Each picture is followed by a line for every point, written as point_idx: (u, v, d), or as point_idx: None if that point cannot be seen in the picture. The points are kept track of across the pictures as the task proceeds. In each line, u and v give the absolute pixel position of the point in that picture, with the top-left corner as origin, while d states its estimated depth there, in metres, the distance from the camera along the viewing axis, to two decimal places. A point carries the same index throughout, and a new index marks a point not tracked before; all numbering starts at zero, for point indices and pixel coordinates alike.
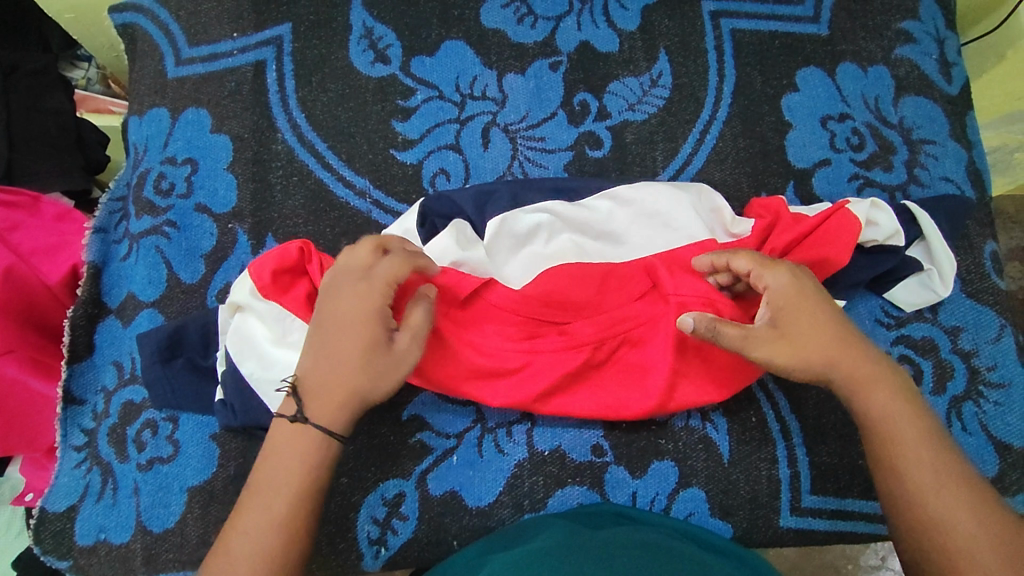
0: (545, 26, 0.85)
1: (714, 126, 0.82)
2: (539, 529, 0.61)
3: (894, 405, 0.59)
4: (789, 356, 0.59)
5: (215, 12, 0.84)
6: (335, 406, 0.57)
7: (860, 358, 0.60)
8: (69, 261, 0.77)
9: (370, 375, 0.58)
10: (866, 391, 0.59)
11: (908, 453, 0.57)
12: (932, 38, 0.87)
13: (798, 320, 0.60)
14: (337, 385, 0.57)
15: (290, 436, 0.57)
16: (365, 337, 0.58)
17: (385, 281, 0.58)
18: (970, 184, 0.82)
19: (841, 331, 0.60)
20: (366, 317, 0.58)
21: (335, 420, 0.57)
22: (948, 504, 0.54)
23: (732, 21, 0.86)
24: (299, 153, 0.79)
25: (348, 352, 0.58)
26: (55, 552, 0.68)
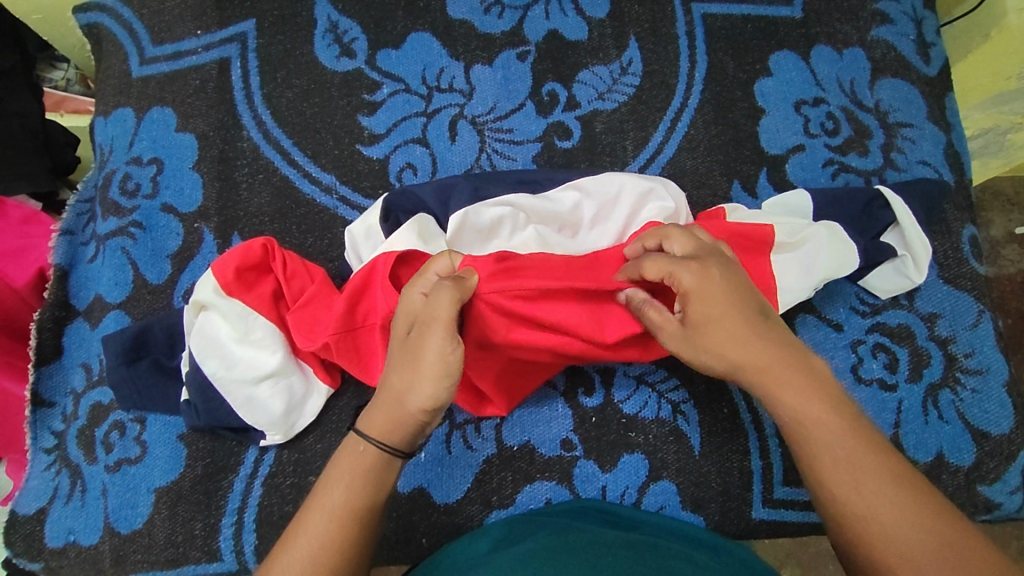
0: (512, 15, 0.83)
1: (685, 114, 0.81)
2: (529, 528, 0.59)
3: (811, 402, 0.51)
4: (689, 352, 0.55)
5: (178, 10, 0.83)
6: (385, 419, 0.54)
7: (761, 350, 0.53)
8: (36, 262, 0.77)
9: (408, 373, 0.53)
10: (772, 388, 0.53)
11: (829, 456, 0.50)
12: (908, 18, 0.85)
13: (706, 317, 0.54)
14: (388, 393, 0.54)
15: (348, 446, 0.55)
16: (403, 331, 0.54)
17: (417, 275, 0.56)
18: (948, 167, 0.80)
19: (744, 323, 0.53)
20: (401, 312, 0.55)
21: (382, 431, 0.54)
22: (861, 493, 0.49)
23: (704, 6, 0.84)
24: (265, 150, 0.78)
25: (397, 355, 0.54)
26: (27, 555, 0.68)
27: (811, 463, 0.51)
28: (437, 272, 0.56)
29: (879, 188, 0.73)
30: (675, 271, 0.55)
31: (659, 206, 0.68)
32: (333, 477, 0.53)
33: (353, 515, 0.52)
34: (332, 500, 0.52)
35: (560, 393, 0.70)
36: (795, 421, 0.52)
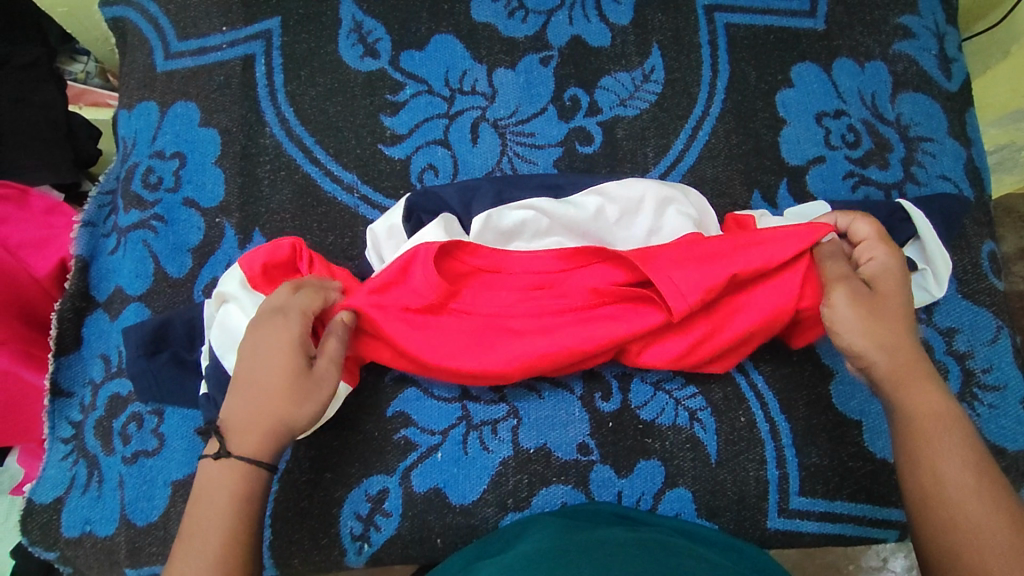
0: (536, 20, 0.84)
1: (707, 122, 0.81)
2: (537, 528, 0.60)
3: (931, 405, 0.56)
4: (862, 320, 0.59)
5: (204, 6, 0.83)
6: (260, 440, 0.55)
7: (911, 355, 0.59)
8: (57, 253, 0.78)
9: (298, 404, 0.56)
10: (907, 387, 0.57)
11: (935, 451, 0.54)
12: (931, 33, 0.85)
13: (884, 299, 0.60)
14: (260, 417, 0.56)
15: (218, 474, 0.55)
16: (292, 363, 0.57)
17: (300, 310, 0.59)
18: (968, 183, 0.80)
19: (906, 327, 0.60)
20: (284, 346, 0.57)
21: (259, 452, 0.55)
22: (975, 493, 0.51)
23: (727, 16, 0.84)
24: (287, 147, 0.79)
25: (279, 383, 0.56)
26: (42, 544, 0.69)
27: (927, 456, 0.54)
28: (304, 307, 0.59)
29: (900, 201, 0.73)
30: (899, 267, 0.62)
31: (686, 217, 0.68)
32: (210, 501, 0.54)
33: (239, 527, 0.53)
34: (212, 521, 0.53)
35: (577, 396, 0.70)
36: (920, 413, 0.56)
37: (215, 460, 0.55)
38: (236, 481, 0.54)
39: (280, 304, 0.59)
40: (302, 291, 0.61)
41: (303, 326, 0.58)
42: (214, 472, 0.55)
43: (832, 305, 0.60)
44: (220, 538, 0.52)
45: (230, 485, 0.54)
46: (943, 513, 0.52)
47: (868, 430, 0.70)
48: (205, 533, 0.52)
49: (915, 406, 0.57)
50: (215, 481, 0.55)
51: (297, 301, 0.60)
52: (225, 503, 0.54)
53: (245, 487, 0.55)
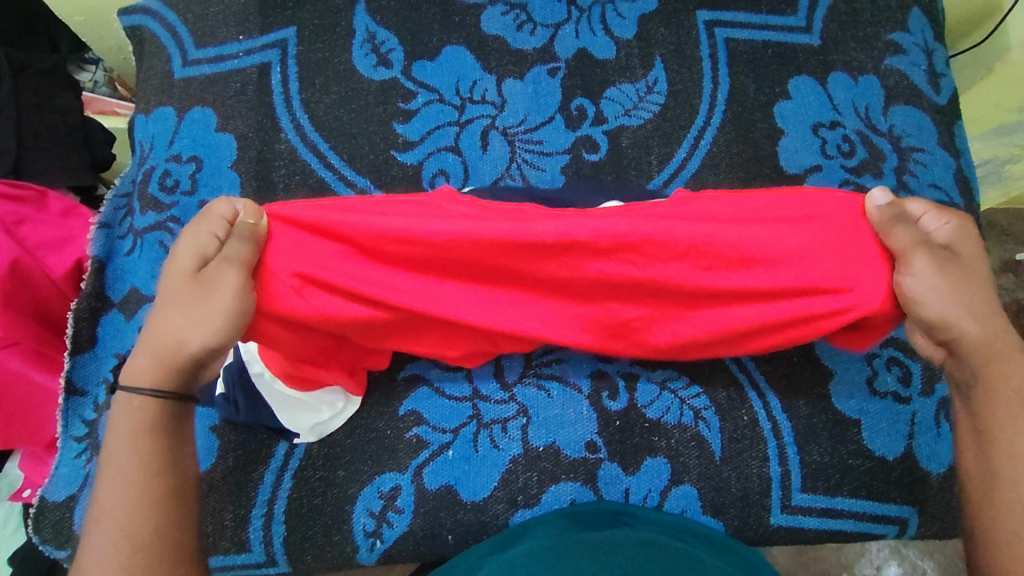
0: (544, 33, 0.87)
1: (708, 132, 0.84)
2: (540, 530, 0.60)
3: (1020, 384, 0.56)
4: (941, 287, 0.56)
5: (222, 15, 0.86)
6: (159, 366, 0.55)
7: (1000, 331, 0.57)
8: (74, 254, 0.80)
9: (181, 319, 0.55)
10: (998, 363, 0.56)
11: (1005, 426, 0.55)
12: (920, 49, 0.89)
13: (964, 267, 0.58)
14: (160, 335, 0.55)
15: (123, 411, 0.55)
16: (182, 275, 0.56)
17: (212, 218, 0.57)
18: (958, 191, 0.83)
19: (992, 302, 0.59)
20: (189, 257, 0.56)
21: (154, 376, 0.55)
22: None
23: (727, 31, 0.88)
24: (302, 153, 0.81)
25: (181, 297, 0.55)
26: (53, 542, 0.69)
27: (988, 429, 0.56)
28: (217, 216, 0.57)
29: None
30: (964, 234, 0.60)
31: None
32: (115, 436, 0.54)
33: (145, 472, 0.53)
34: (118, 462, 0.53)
35: (586, 396, 0.72)
36: (1001, 390, 0.56)
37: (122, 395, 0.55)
38: (136, 417, 0.54)
39: (195, 221, 0.59)
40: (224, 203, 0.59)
41: (196, 233, 0.57)
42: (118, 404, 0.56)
43: (917, 275, 0.56)
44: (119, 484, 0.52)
45: (123, 415, 0.55)
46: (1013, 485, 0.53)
47: (866, 428, 0.72)
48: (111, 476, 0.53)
49: (999, 381, 0.56)
50: (118, 419, 0.55)
51: (211, 212, 0.58)
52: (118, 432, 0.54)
53: (136, 416, 0.54)
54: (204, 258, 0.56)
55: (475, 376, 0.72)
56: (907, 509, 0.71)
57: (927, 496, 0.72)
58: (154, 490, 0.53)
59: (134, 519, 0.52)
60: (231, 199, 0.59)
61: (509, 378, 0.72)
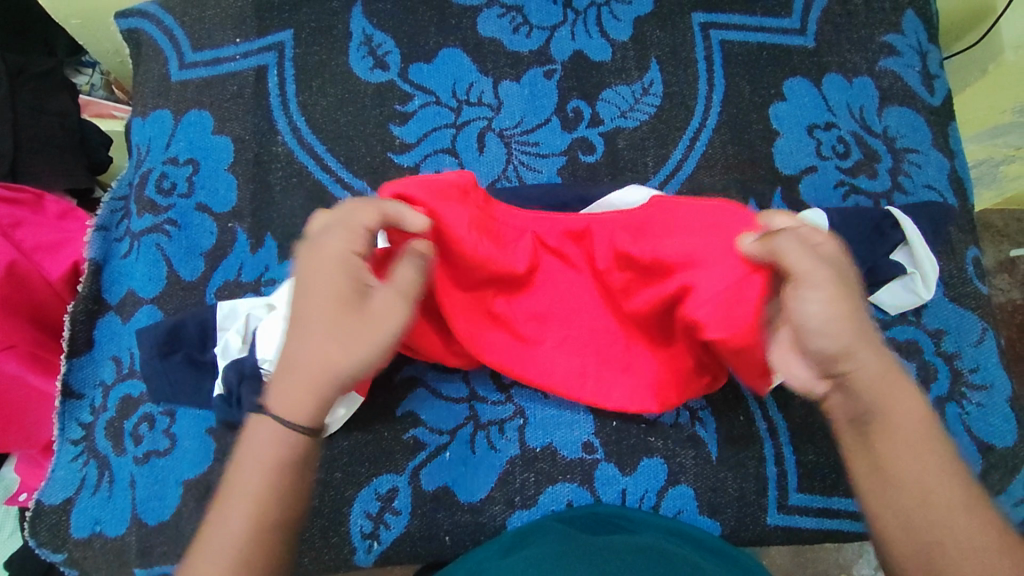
0: (540, 35, 0.87)
1: (704, 133, 0.84)
2: (541, 534, 0.60)
3: (922, 424, 0.49)
4: (842, 311, 0.48)
5: (218, 18, 0.86)
6: (305, 394, 0.51)
7: (877, 356, 0.49)
8: (70, 257, 0.79)
9: (341, 342, 0.51)
10: (889, 396, 0.49)
11: (901, 466, 0.48)
12: (914, 50, 0.89)
13: (844, 282, 0.50)
14: (308, 360, 0.51)
15: (257, 431, 0.51)
16: (339, 290, 0.52)
17: (349, 228, 0.53)
18: (952, 192, 0.84)
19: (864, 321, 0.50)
20: (337, 271, 0.52)
21: (297, 404, 0.51)
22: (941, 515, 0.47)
23: (722, 33, 0.88)
24: (299, 155, 0.81)
25: (338, 318, 0.51)
26: (50, 545, 0.69)
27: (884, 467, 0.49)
28: (360, 224, 0.53)
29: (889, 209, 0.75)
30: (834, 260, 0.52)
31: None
32: (248, 457, 0.51)
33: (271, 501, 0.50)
34: (245, 486, 0.50)
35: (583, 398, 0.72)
36: (892, 425, 0.49)
37: (259, 414, 0.52)
38: (269, 440, 0.51)
39: (326, 226, 0.54)
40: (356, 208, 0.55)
41: (345, 243, 0.53)
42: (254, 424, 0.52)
43: (806, 306, 0.48)
44: (245, 513, 0.49)
45: (262, 445, 0.51)
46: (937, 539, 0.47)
47: None
48: (232, 501, 0.50)
49: (898, 415, 0.49)
50: (252, 438, 0.51)
51: (349, 216, 0.54)
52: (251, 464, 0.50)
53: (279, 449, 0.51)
54: (354, 274, 0.53)
55: (472, 378, 0.72)
56: None
57: None
58: (273, 525, 0.50)
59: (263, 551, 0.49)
60: (380, 207, 0.54)
61: (506, 379, 0.72)
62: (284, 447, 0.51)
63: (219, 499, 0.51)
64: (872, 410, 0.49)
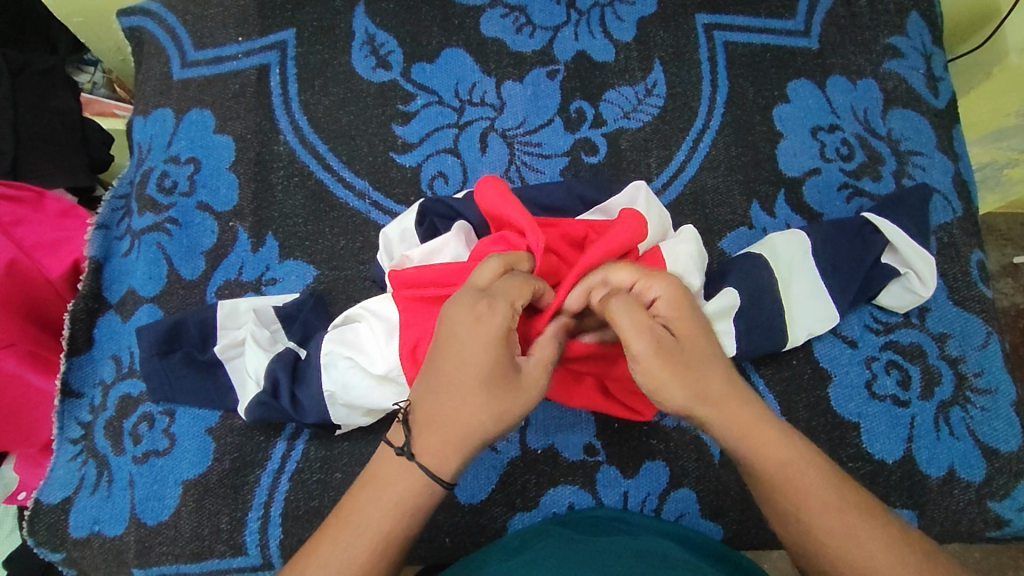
0: (543, 35, 0.87)
1: (707, 135, 0.84)
2: (541, 538, 0.60)
3: (776, 450, 0.51)
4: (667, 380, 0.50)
5: (221, 17, 0.86)
6: (447, 453, 0.50)
7: (736, 401, 0.52)
8: (71, 255, 0.79)
9: (494, 415, 0.50)
10: (755, 436, 0.51)
11: (796, 498, 0.50)
12: (919, 53, 0.89)
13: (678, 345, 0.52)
14: (451, 424, 0.50)
15: (397, 473, 0.51)
16: (494, 366, 0.50)
17: (508, 301, 0.51)
18: (957, 195, 0.83)
19: (724, 373, 0.52)
20: (484, 342, 0.50)
21: (441, 463, 0.50)
22: (838, 539, 0.49)
23: (726, 34, 0.88)
24: (300, 154, 0.80)
25: (488, 391, 0.50)
26: (48, 545, 0.69)
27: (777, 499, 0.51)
28: (512, 296, 0.52)
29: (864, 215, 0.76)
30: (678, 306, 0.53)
31: (690, 263, 0.66)
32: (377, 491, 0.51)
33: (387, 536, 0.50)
34: (369, 520, 0.50)
35: None
36: (768, 464, 0.51)
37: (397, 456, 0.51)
38: (402, 478, 0.51)
39: (486, 290, 0.52)
40: (506, 281, 0.53)
41: (505, 320, 0.51)
42: (388, 459, 0.52)
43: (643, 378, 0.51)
44: (367, 544, 0.49)
45: (389, 483, 0.51)
46: (836, 551, 0.49)
47: (865, 431, 0.72)
48: (354, 534, 0.49)
49: (766, 454, 0.51)
50: (383, 473, 0.51)
51: (502, 289, 0.52)
52: (385, 506, 0.50)
53: (415, 499, 0.50)
54: (509, 349, 0.51)
55: None
56: (906, 514, 0.71)
57: (927, 500, 0.71)
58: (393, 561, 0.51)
59: None
60: (531, 285, 0.54)
61: None
62: (422, 496, 0.51)
63: (330, 522, 0.51)
64: (734, 449, 0.52)
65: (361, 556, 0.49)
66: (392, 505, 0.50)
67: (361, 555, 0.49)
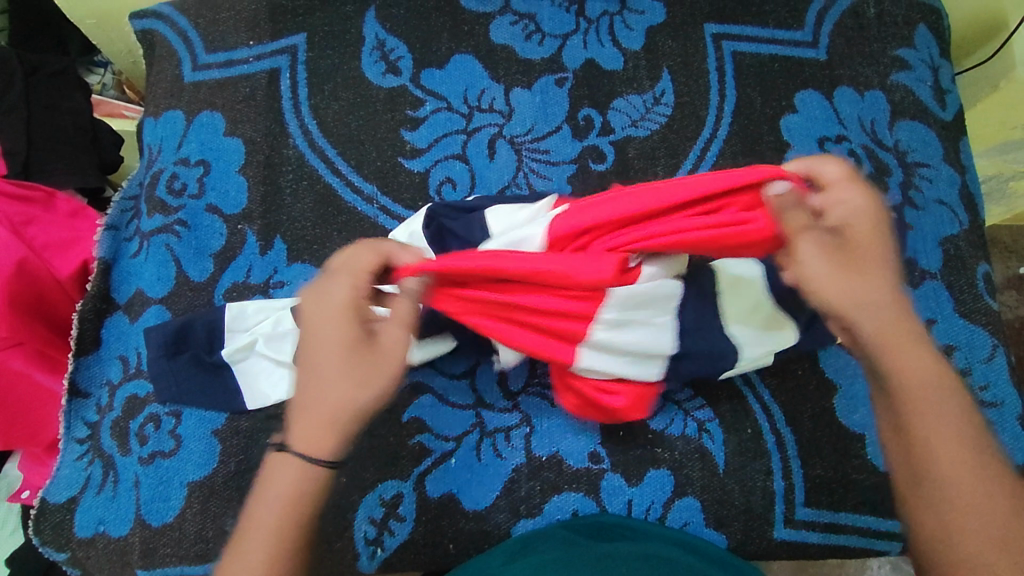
0: (552, 43, 0.87)
1: (714, 144, 0.84)
2: (545, 541, 0.60)
3: (923, 377, 0.52)
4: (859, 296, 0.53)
5: (232, 21, 0.86)
6: (321, 432, 0.51)
7: (901, 322, 0.53)
8: (79, 256, 0.80)
9: (358, 382, 0.53)
10: (897, 353, 0.52)
11: (928, 422, 0.51)
12: (926, 65, 0.89)
13: (858, 248, 0.54)
14: (324, 403, 0.52)
15: (277, 468, 0.51)
16: (346, 335, 0.54)
17: (354, 273, 0.57)
18: (964, 208, 0.84)
19: (890, 288, 0.54)
20: (344, 313, 0.54)
21: (318, 447, 0.51)
22: (954, 471, 0.49)
23: (734, 44, 0.88)
24: (309, 158, 0.81)
25: (348, 358, 0.53)
26: (53, 544, 0.70)
27: (906, 420, 0.51)
28: (357, 270, 0.57)
29: None
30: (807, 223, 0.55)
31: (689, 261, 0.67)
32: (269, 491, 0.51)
33: (289, 527, 0.50)
34: (267, 513, 0.50)
35: None
36: (899, 379, 0.52)
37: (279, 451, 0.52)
38: (291, 473, 0.51)
39: (333, 268, 0.58)
40: (354, 256, 0.59)
41: (352, 292, 0.56)
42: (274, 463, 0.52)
43: (798, 258, 0.54)
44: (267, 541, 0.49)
45: (285, 482, 0.51)
46: (948, 484, 0.49)
47: (871, 443, 0.72)
48: (258, 531, 0.49)
49: (901, 370, 0.52)
50: (273, 476, 0.51)
51: (348, 265, 0.58)
52: (276, 506, 0.50)
53: (303, 484, 0.51)
54: (358, 317, 0.55)
55: (478, 384, 0.72)
56: None
57: None
58: (298, 556, 0.50)
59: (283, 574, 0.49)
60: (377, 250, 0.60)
61: (513, 387, 0.72)
62: (303, 482, 0.51)
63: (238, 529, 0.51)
64: (876, 360, 0.53)
65: (265, 554, 0.49)
66: (284, 499, 0.50)
67: (265, 554, 0.49)
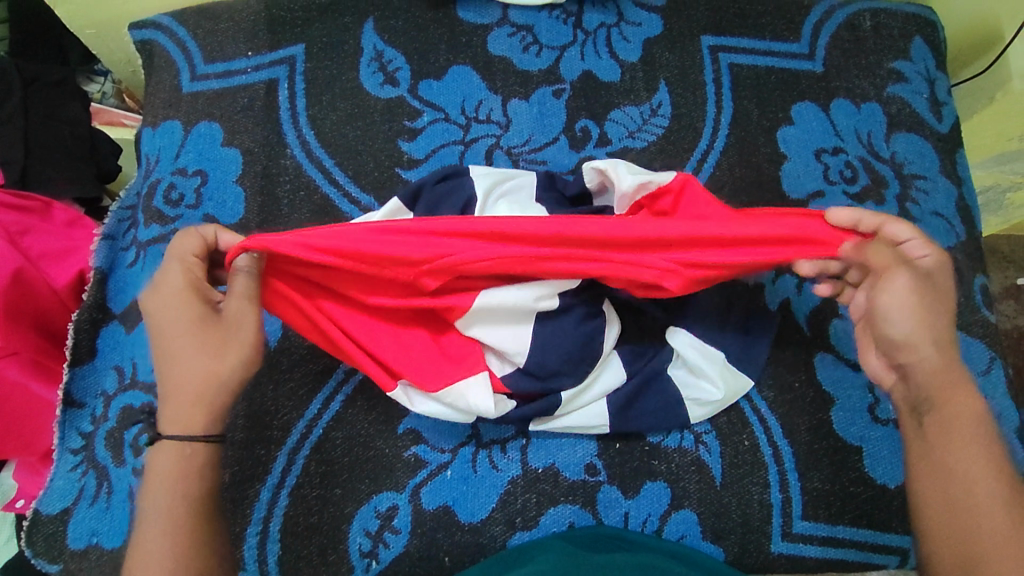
0: (550, 55, 0.87)
1: (711, 156, 0.84)
2: (541, 552, 0.60)
3: (960, 413, 0.59)
4: (906, 317, 0.59)
5: (231, 31, 0.87)
6: (199, 416, 0.58)
7: (948, 358, 0.59)
8: (76, 265, 0.80)
9: (201, 356, 0.58)
10: (940, 392, 0.59)
11: (964, 456, 0.57)
12: (923, 77, 0.90)
13: (925, 292, 0.59)
14: (187, 383, 0.58)
15: (164, 459, 0.58)
16: (189, 316, 0.58)
17: (179, 258, 0.60)
18: (960, 220, 0.84)
19: (948, 327, 0.60)
20: (178, 299, 0.58)
21: (192, 425, 0.58)
22: (981, 505, 0.56)
23: (730, 56, 0.89)
24: (307, 168, 0.81)
25: (202, 337, 0.58)
26: (46, 556, 0.69)
27: (940, 454, 0.58)
28: (183, 255, 0.60)
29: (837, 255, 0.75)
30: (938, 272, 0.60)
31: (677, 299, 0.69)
32: (158, 480, 0.57)
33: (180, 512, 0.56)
34: (159, 502, 0.56)
35: None
36: (944, 415, 0.59)
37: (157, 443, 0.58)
38: (171, 460, 0.57)
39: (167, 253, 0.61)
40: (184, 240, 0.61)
41: (185, 276, 0.59)
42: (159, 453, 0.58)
43: (884, 296, 0.59)
44: (158, 527, 0.56)
45: (168, 469, 0.57)
46: (970, 513, 0.56)
47: (868, 456, 0.72)
48: (151, 519, 0.56)
49: (943, 403, 0.59)
50: (158, 465, 0.58)
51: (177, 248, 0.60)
52: (173, 497, 0.57)
53: (184, 462, 0.58)
54: (199, 297, 0.59)
55: None
56: (908, 539, 0.71)
57: None
58: (199, 533, 0.57)
59: (188, 551, 0.56)
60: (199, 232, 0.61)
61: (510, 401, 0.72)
62: (197, 463, 0.58)
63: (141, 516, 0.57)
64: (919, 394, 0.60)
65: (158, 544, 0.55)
66: (172, 486, 0.57)
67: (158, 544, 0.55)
